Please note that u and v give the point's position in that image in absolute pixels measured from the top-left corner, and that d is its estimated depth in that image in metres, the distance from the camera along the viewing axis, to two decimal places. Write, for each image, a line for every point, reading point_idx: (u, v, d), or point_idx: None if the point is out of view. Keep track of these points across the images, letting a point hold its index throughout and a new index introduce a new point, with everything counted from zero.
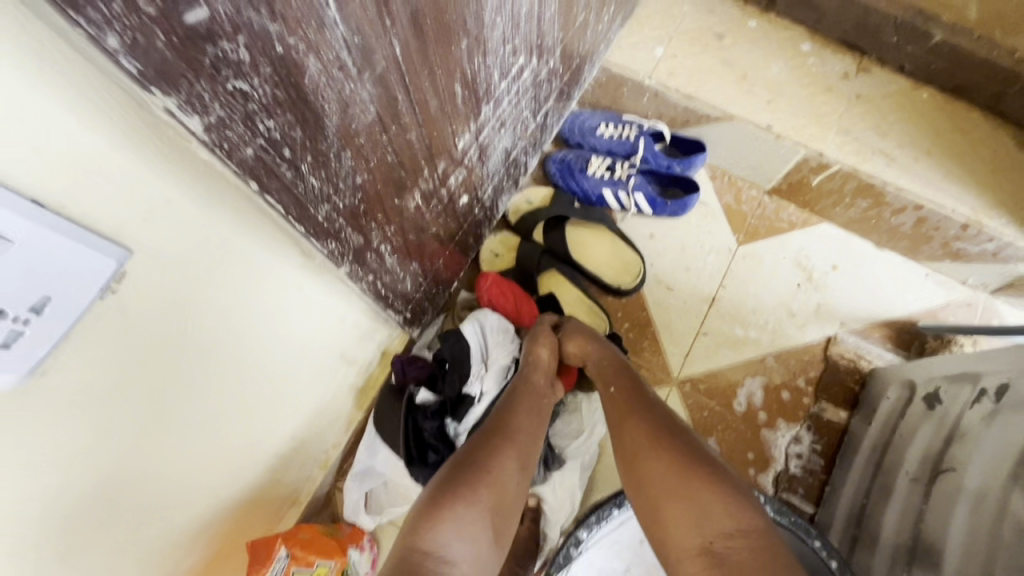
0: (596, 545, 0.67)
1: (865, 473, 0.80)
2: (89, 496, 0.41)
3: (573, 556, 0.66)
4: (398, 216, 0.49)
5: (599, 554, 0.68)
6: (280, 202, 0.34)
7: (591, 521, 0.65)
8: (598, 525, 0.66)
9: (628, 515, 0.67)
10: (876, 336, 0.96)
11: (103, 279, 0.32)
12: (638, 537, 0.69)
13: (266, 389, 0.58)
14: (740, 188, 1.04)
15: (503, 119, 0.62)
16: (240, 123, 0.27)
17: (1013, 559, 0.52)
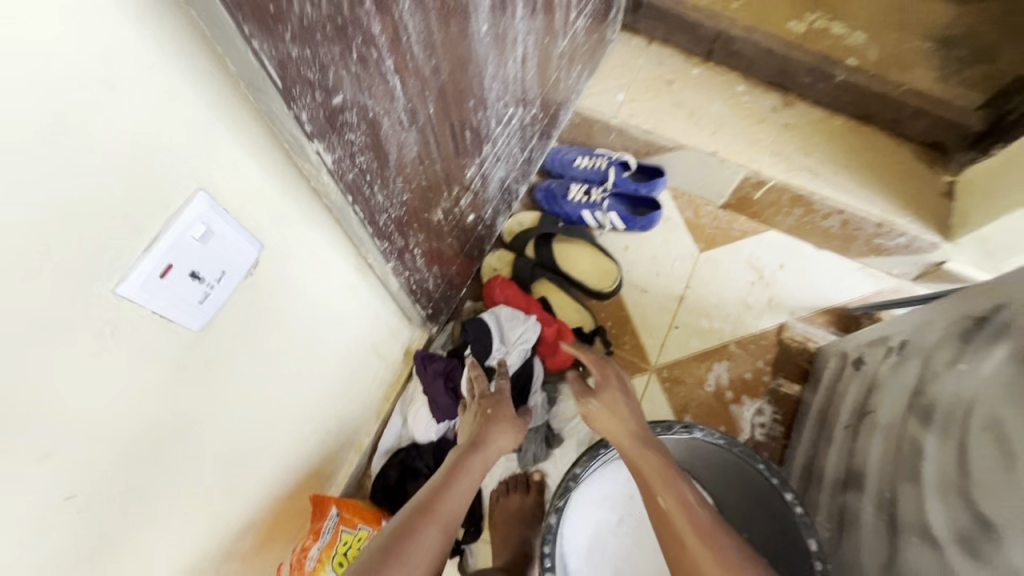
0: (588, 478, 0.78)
1: (814, 431, 0.96)
2: (212, 434, 0.56)
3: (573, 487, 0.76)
4: (426, 226, 0.66)
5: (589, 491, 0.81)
6: (359, 210, 0.51)
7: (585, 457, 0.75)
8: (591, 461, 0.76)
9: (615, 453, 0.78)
10: (820, 321, 1.13)
11: (247, 265, 0.48)
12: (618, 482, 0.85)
13: (325, 369, 0.74)
14: (698, 204, 1.24)
15: (498, 154, 0.80)
16: (347, 160, 0.45)
17: (909, 466, 0.68)
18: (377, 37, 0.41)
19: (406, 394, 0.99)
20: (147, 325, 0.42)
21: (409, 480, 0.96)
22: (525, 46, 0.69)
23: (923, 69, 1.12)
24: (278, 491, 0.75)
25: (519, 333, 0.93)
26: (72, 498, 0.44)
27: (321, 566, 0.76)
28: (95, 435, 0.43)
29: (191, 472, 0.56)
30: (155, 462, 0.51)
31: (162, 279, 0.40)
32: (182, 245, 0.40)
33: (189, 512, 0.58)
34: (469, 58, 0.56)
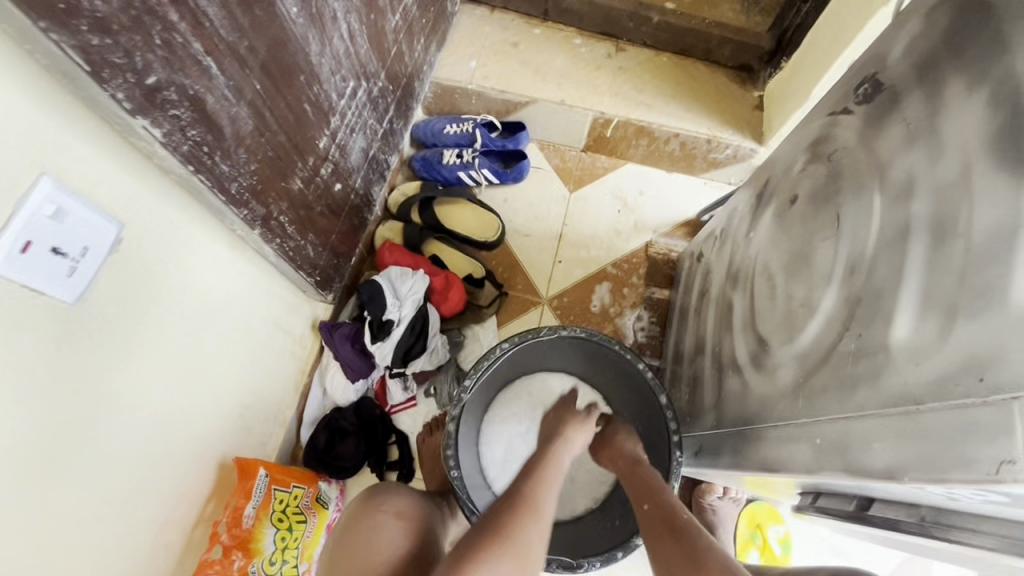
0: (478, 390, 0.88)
1: (678, 322, 1.13)
2: (113, 407, 0.62)
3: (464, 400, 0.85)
4: (287, 194, 0.74)
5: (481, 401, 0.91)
6: (206, 180, 0.59)
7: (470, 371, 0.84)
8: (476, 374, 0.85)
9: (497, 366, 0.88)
10: (679, 234, 1.31)
11: (108, 242, 0.54)
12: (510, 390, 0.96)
13: (224, 344, 0.81)
14: (563, 151, 1.37)
15: (352, 126, 0.88)
16: (177, 132, 0.52)
17: (727, 321, 0.84)
18: (178, 24, 0.48)
19: (321, 366, 1.06)
20: (20, 300, 0.47)
21: (338, 441, 1.04)
22: (349, 23, 0.78)
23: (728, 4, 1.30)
24: (204, 464, 0.81)
25: (410, 287, 1.03)
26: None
27: (259, 522, 0.83)
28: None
29: (103, 445, 0.62)
30: (61, 435, 0.56)
31: (24, 254, 0.45)
32: (36, 222, 0.46)
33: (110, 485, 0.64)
34: (286, 38, 0.64)
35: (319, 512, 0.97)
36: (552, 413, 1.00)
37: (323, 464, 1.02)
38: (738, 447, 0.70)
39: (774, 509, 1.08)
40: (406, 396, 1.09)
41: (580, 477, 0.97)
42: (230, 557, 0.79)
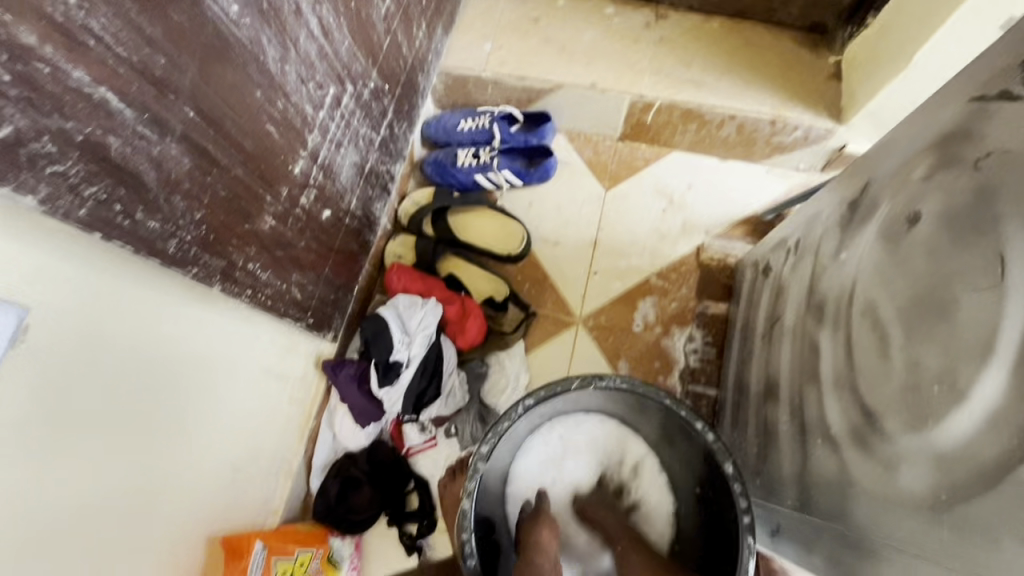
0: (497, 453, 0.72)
1: (739, 347, 0.95)
2: (57, 517, 0.52)
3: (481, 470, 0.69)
4: (254, 237, 0.61)
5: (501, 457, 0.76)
6: (127, 244, 0.45)
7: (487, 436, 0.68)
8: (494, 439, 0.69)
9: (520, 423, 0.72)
10: (736, 235, 1.10)
11: (7, 332, 0.43)
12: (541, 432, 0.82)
13: (202, 406, 0.70)
14: (596, 142, 1.18)
15: (338, 140, 0.74)
16: (66, 194, 0.39)
17: (811, 368, 0.66)
18: (38, 48, 0.35)
19: (329, 407, 0.95)
20: None
21: (350, 491, 0.93)
22: (319, 16, 0.62)
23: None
24: (191, 542, 0.71)
25: (420, 320, 0.89)
26: None
27: None
28: None
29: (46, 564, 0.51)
30: None
31: None
32: None
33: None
34: (226, 46, 0.49)
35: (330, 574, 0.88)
36: (589, 460, 0.86)
37: (334, 518, 0.91)
38: (836, 551, 0.53)
39: None
40: (425, 436, 0.97)
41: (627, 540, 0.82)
42: None
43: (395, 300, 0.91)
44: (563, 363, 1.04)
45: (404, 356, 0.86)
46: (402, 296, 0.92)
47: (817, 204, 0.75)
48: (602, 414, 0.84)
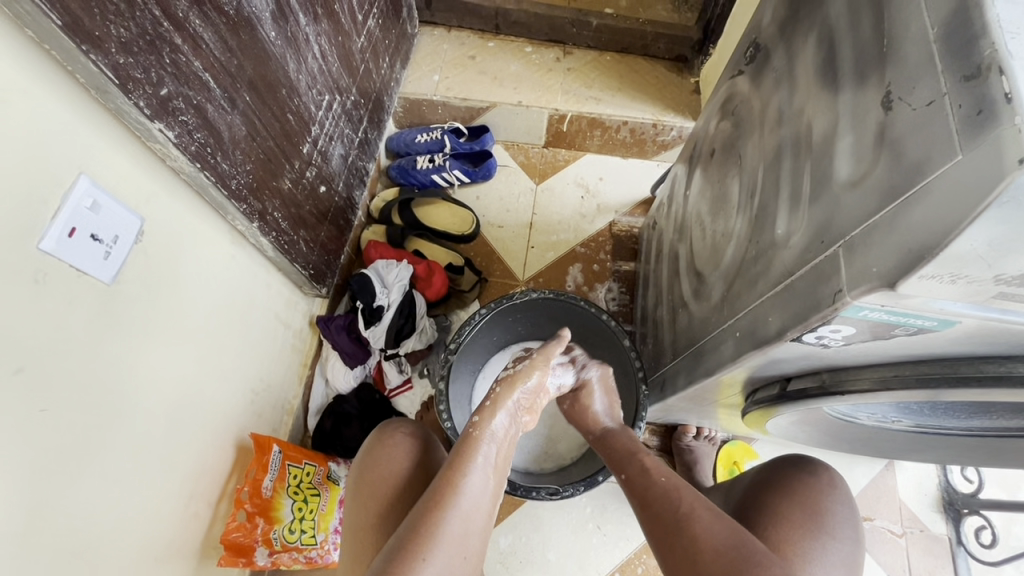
0: (463, 351, 0.97)
1: (643, 287, 1.24)
2: (146, 382, 0.70)
3: (451, 359, 0.95)
4: (278, 193, 0.85)
5: (467, 362, 1.02)
6: (210, 176, 0.69)
7: (456, 333, 0.95)
8: (462, 335, 0.95)
9: (480, 328, 0.98)
10: (638, 213, 1.43)
11: (134, 233, 0.64)
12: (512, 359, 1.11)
13: (235, 332, 0.89)
14: (527, 149, 1.50)
15: (330, 134, 1.00)
16: (184, 135, 0.63)
17: (677, 269, 0.95)
18: (182, 46, 0.60)
19: (322, 359, 1.16)
20: (70, 278, 0.57)
21: (343, 424, 1.10)
22: (320, 44, 0.90)
23: (662, 5, 1.46)
24: (223, 442, 0.89)
25: (396, 274, 1.15)
26: (45, 418, 0.57)
27: (278, 493, 0.92)
28: (53, 367, 0.57)
29: (137, 421, 0.70)
30: (99, 406, 0.64)
31: (70, 238, 0.56)
32: (77, 212, 0.57)
33: (145, 456, 0.72)
34: (269, 57, 0.76)
35: (333, 489, 1.05)
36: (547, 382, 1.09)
37: (331, 446, 1.10)
38: (687, 366, 0.80)
39: (748, 446, 1.18)
40: (402, 377, 1.16)
41: (567, 435, 1.03)
42: (253, 522, 0.88)
43: (374, 263, 1.16)
44: None
45: (386, 300, 1.11)
46: (379, 261, 1.18)
47: (676, 166, 1.07)
48: (516, 343, 1.12)
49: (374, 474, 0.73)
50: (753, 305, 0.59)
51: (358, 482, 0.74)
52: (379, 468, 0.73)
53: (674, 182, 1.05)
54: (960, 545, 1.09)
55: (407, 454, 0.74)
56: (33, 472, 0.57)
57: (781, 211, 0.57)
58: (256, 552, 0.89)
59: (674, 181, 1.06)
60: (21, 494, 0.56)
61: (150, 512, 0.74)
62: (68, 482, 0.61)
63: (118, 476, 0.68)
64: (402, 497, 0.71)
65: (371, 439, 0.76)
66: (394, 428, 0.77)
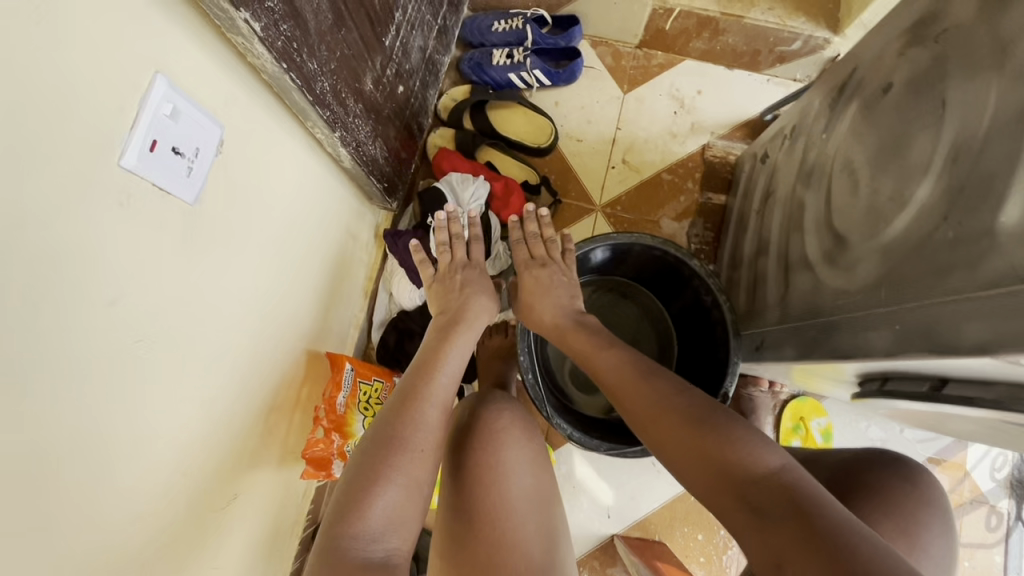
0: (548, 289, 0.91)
1: (735, 226, 1.12)
2: (228, 306, 0.66)
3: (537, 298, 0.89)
4: (361, 96, 0.74)
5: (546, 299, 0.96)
6: (296, 78, 0.58)
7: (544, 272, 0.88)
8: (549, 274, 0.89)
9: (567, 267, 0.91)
10: (737, 136, 1.26)
11: (214, 143, 0.56)
12: (589, 297, 1.05)
13: (309, 248, 0.84)
14: (617, 48, 1.30)
15: (411, 22, 0.85)
16: (271, 26, 0.51)
17: (797, 220, 0.84)
18: None
19: (386, 273, 1.12)
20: (154, 198, 0.50)
21: (407, 340, 1.09)
22: None
23: None
24: (297, 358, 0.88)
25: (472, 188, 1.05)
26: (142, 347, 0.53)
27: (350, 409, 0.92)
28: (143, 296, 0.52)
29: (224, 344, 0.67)
30: (189, 331, 0.59)
31: (152, 153, 0.48)
32: (157, 120, 0.48)
33: (232, 378, 0.70)
34: None
35: None
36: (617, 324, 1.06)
37: (396, 363, 1.10)
38: (805, 338, 0.73)
39: (817, 404, 1.14)
40: None
41: None
42: (331, 437, 0.89)
43: (448, 177, 1.07)
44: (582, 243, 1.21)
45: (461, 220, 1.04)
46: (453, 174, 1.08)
47: (812, 91, 0.90)
48: (595, 279, 1.04)
49: (475, 432, 0.72)
50: (938, 301, 0.50)
51: (456, 441, 0.73)
52: (481, 430, 0.72)
53: (806, 114, 0.90)
54: (1017, 520, 1.09)
55: (512, 421, 0.74)
56: (137, 402, 0.55)
57: (1017, 196, 0.45)
58: (334, 465, 0.90)
59: (804, 112, 0.91)
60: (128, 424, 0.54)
61: (239, 426, 0.75)
62: (172, 405, 0.60)
63: (209, 399, 0.66)
64: (512, 465, 0.69)
65: (473, 404, 0.78)
66: (499, 401, 0.78)
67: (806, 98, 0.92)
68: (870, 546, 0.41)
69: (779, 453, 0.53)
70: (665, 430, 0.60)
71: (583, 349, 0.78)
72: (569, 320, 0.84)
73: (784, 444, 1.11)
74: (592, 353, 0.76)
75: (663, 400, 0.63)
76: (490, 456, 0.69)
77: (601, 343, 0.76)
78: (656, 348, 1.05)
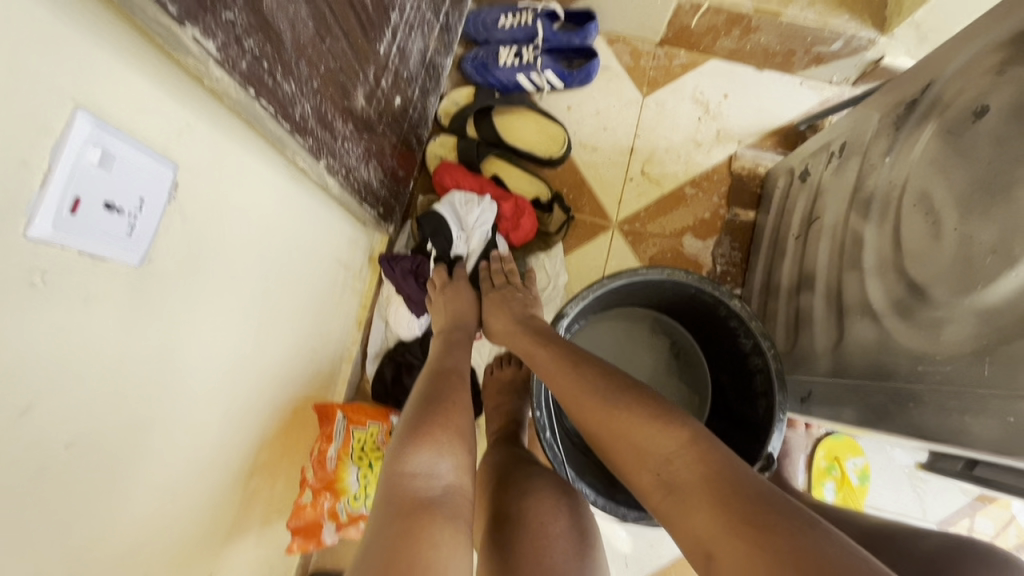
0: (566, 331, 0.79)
1: (769, 248, 1.02)
2: (193, 373, 0.55)
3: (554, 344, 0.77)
4: (350, 115, 0.62)
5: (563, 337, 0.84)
6: (268, 105, 0.47)
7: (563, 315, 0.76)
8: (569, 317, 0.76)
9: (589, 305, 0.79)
10: (767, 145, 1.14)
11: (166, 187, 0.44)
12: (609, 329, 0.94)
13: (293, 287, 0.73)
14: (635, 46, 1.17)
15: (410, 23, 0.73)
16: (232, 41, 0.40)
17: (852, 256, 0.73)
18: None
19: (382, 300, 1.01)
20: (83, 268, 0.39)
21: (405, 375, 0.98)
22: None
23: None
24: (281, 409, 0.77)
25: (476, 213, 0.95)
26: (76, 452, 0.42)
27: (343, 463, 0.81)
28: (73, 390, 0.41)
29: (190, 417, 0.56)
30: (141, 415, 0.49)
31: (73, 216, 0.36)
32: (82, 172, 0.36)
33: (202, 452, 0.59)
34: None
35: None
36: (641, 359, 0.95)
37: (394, 400, 0.99)
38: (870, 401, 0.63)
39: (852, 442, 1.04)
40: None
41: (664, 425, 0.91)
42: (320, 499, 0.78)
43: (449, 197, 0.95)
44: (598, 264, 1.10)
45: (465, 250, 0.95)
46: (455, 193, 0.96)
47: (867, 104, 0.79)
48: (615, 310, 0.93)
49: (524, 517, 0.64)
50: None
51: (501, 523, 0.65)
52: (533, 520, 0.63)
53: (859, 131, 0.79)
54: None
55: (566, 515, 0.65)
56: (81, 513, 0.44)
57: None
58: (324, 529, 0.81)
59: (857, 128, 0.80)
60: (67, 545, 0.43)
61: (213, 502, 0.64)
62: (125, 505, 0.49)
63: (173, 484, 0.56)
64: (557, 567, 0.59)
65: (529, 477, 0.70)
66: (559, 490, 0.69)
67: (859, 111, 0.81)
68: (796, 531, 0.40)
69: (696, 425, 0.53)
70: (592, 418, 0.57)
71: (523, 348, 0.73)
72: (514, 321, 0.79)
73: (818, 488, 1.02)
74: (530, 350, 0.71)
75: (584, 378, 0.61)
76: (537, 551, 0.60)
77: (539, 339, 0.71)
78: (684, 386, 0.95)
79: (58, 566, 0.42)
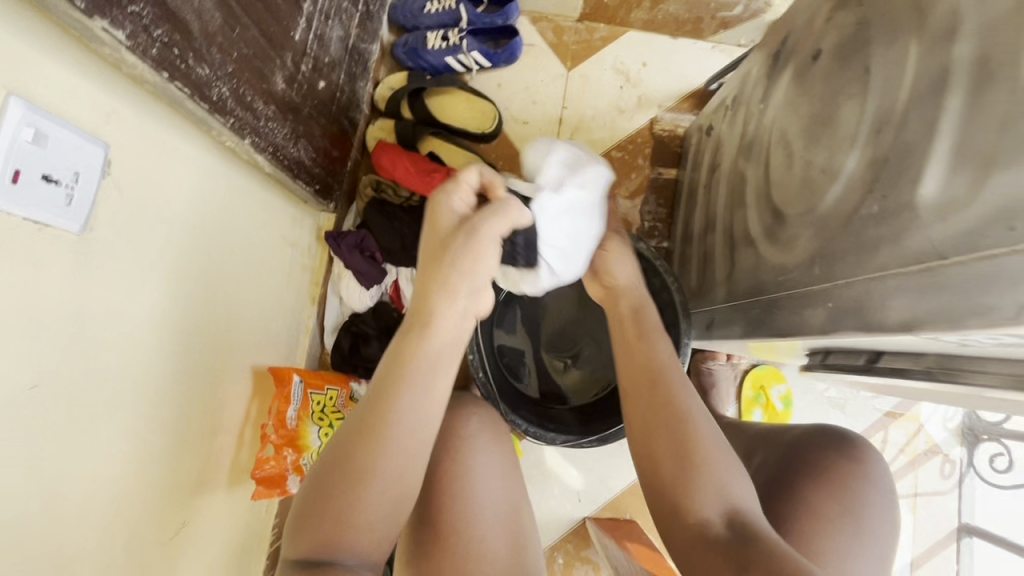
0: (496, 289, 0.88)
1: (687, 201, 1.11)
2: (146, 334, 0.62)
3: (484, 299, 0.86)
4: (271, 96, 0.69)
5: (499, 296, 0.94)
6: (184, 86, 0.54)
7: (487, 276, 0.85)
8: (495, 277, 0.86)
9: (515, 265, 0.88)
10: (685, 107, 1.23)
11: (98, 163, 0.51)
12: None
13: (238, 260, 0.80)
14: (557, 23, 1.25)
15: (326, 11, 0.79)
16: (140, 30, 0.47)
17: (740, 195, 0.83)
18: None
19: (333, 276, 1.08)
20: (29, 233, 0.46)
21: (361, 343, 1.06)
22: None
23: None
24: (239, 375, 0.84)
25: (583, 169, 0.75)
26: (41, 395, 0.49)
27: (303, 422, 0.90)
28: (32, 340, 0.48)
29: (147, 374, 0.63)
30: (99, 368, 0.56)
31: (15, 184, 0.43)
32: (18, 149, 0.43)
33: (162, 407, 0.66)
34: None
35: None
36: None
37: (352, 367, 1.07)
38: (749, 316, 0.72)
39: (777, 371, 1.15)
40: None
41: None
42: (282, 453, 0.86)
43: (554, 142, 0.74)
44: None
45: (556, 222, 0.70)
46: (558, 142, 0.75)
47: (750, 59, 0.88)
48: None
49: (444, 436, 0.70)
50: (869, 278, 0.49)
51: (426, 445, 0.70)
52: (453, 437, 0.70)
53: (744, 83, 0.88)
54: (970, 467, 1.13)
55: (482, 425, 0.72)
56: (50, 450, 0.51)
57: (937, 167, 0.44)
58: (289, 481, 0.88)
59: (743, 81, 0.89)
60: (42, 476, 0.50)
61: (179, 454, 0.71)
62: (93, 448, 0.56)
63: (138, 433, 0.63)
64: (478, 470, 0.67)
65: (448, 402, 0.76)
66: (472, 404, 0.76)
67: (745, 65, 0.90)
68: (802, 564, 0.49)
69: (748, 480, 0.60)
70: (676, 436, 0.62)
71: (626, 336, 0.73)
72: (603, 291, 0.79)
73: (746, 415, 1.12)
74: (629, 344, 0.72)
75: (672, 394, 0.65)
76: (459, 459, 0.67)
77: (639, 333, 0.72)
78: None
79: (35, 493, 0.50)
